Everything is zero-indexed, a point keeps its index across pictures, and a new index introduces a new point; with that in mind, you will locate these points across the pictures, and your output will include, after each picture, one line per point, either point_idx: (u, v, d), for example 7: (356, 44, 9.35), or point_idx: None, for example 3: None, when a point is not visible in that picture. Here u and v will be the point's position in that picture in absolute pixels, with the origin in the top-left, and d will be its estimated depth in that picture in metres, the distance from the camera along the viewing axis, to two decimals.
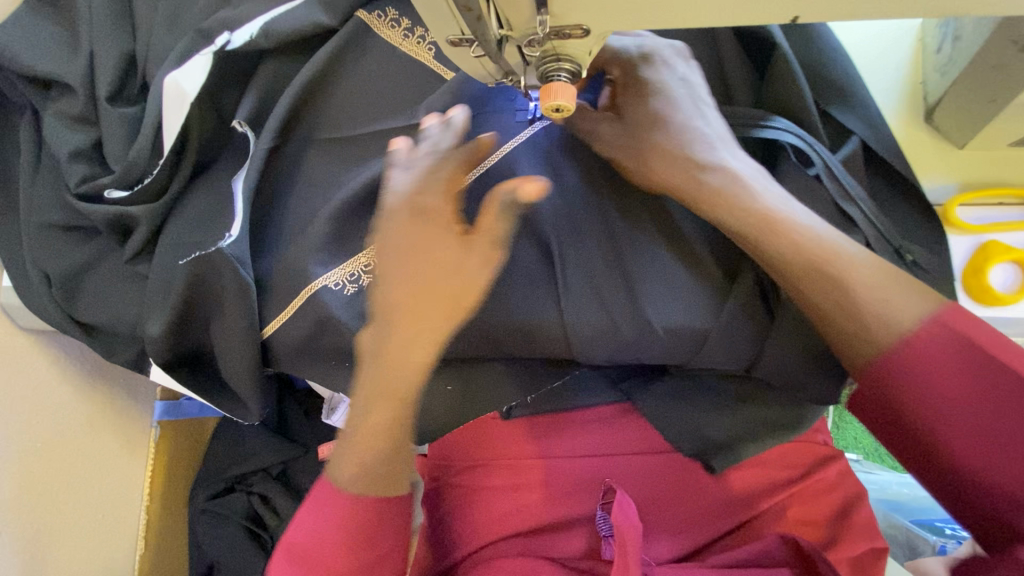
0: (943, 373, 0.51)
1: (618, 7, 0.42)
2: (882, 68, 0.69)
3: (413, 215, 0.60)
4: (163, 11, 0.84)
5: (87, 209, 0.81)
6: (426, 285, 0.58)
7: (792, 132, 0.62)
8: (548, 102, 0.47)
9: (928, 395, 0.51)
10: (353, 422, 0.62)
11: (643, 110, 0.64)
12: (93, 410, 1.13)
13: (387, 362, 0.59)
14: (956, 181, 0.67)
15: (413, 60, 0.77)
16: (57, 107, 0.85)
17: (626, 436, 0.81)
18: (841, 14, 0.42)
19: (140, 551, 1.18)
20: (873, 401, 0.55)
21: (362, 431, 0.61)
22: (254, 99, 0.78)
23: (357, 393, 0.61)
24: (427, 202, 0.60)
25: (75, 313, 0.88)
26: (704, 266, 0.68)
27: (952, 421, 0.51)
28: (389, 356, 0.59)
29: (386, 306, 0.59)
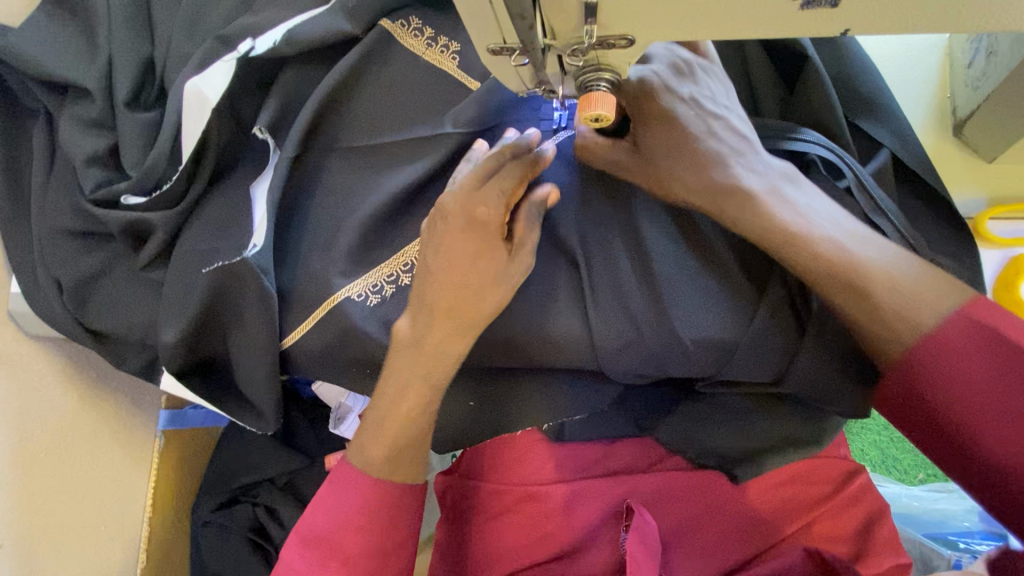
0: (969, 369, 0.53)
1: (667, 19, 0.42)
2: (909, 82, 0.69)
3: (467, 224, 0.62)
4: (183, 16, 0.84)
5: (103, 214, 0.80)
6: (469, 287, 0.63)
7: (823, 145, 0.61)
8: (587, 112, 0.47)
9: (955, 390, 0.53)
10: (384, 414, 0.68)
11: (659, 123, 0.61)
12: (97, 419, 1.10)
13: (422, 358, 0.65)
14: (985, 195, 0.67)
15: (436, 68, 0.77)
16: (72, 111, 0.84)
17: (645, 454, 0.82)
18: (890, 28, 0.42)
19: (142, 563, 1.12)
20: (903, 397, 0.58)
21: (387, 427, 0.67)
22: (274, 106, 0.78)
23: (394, 395, 0.64)
24: (482, 212, 0.62)
25: (85, 320, 0.86)
26: (731, 278, 0.67)
27: (980, 417, 0.52)
28: (424, 354, 0.65)
29: (437, 304, 0.63)
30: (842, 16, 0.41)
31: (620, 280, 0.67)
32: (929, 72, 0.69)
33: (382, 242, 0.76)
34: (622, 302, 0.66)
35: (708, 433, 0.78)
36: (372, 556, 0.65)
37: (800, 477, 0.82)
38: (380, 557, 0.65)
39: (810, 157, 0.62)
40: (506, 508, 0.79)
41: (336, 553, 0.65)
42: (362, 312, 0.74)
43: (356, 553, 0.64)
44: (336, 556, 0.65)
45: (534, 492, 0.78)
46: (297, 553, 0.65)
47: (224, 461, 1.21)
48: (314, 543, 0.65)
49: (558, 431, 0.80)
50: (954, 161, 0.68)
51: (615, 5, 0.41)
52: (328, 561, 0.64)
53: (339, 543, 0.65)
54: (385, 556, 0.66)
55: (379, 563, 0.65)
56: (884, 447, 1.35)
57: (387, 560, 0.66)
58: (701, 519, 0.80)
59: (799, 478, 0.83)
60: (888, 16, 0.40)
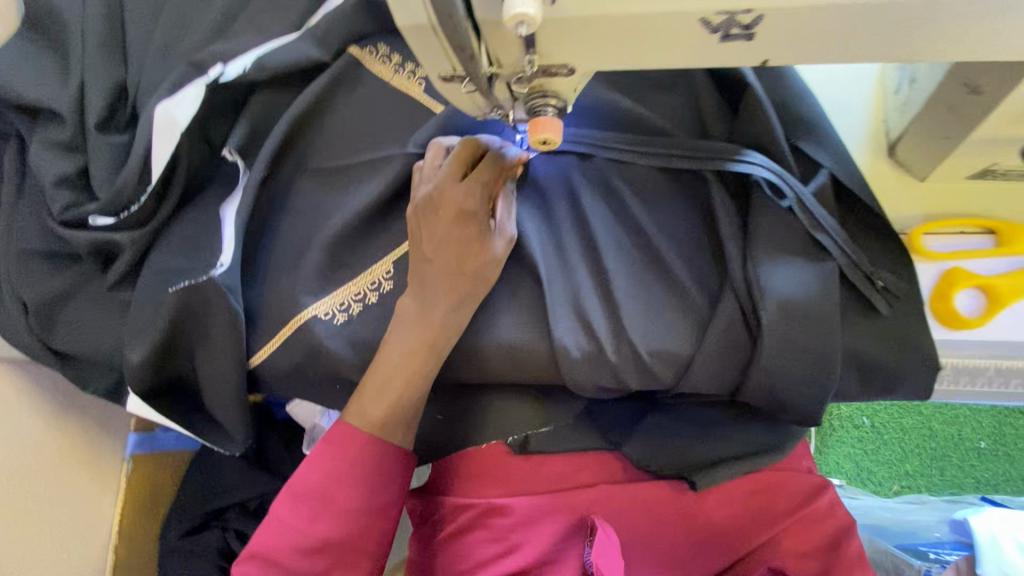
0: None
1: (604, 49, 0.45)
2: (846, 106, 0.72)
3: (457, 216, 0.65)
4: (157, 43, 0.86)
5: (71, 235, 0.81)
6: (463, 267, 0.66)
7: (766, 167, 0.65)
8: (535, 135, 0.50)
9: None
10: (365, 406, 0.68)
11: None
12: (63, 443, 1.09)
13: (397, 358, 0.67)
14: (921, 212, 0.69)
15: (403, 92, 0.79)
16: (44, 134, 0.85)
17: (606, 465, 0.83)
18: (809, 57, 0.45)
19: None
20: None
21: (361, 432, 0.67)
22: (245, 129, 0.80)
23: (370, 395, 0.67)
24: (467, 204, 0.64)
25: (51, 341, 0.86)
26: (685, 292, 0.68)
27: None
28: (393, 363, 0.67)
29: (429, 280, 0.67)
30: (760, 46, 0.44)
31: (580, 295, 0.69)
32: (863, 99, 0.72)
33: (350, 261, 0.77)
34: (582, 317, 0.68)
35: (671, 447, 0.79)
36: (362, 514, 0.66)
37: (775, 491, 0.82)
38: (370, 517, 0.66)
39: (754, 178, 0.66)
40: (470, 522, 0.79)
41: (326, 505, 0.65)
42: (329, 330, 0.75)
43: (347, 508, 0.65)
44: (327, 511, 0.65)
45: (497, 506, 0.78)
46: (287, 508, 0.66)
47: (195, 484, 1.19)
48: (305, 498, 0.65)
49: (522, 442, 0.80)
50: (889, 182, 0.70)
51: (552, 37, 0.44)
52: (319, 516, 0.65)
53: (330, 494, 0.65)
54: (375, 516, 0.66)
55: (369, 522, 0.66)
56: (858, 459, 1.37)
57: (379, 515, 0.67)
58: (665, 527, 0.81)
59: (768, 491, 0.82)
60: (803, 48, 0.44)
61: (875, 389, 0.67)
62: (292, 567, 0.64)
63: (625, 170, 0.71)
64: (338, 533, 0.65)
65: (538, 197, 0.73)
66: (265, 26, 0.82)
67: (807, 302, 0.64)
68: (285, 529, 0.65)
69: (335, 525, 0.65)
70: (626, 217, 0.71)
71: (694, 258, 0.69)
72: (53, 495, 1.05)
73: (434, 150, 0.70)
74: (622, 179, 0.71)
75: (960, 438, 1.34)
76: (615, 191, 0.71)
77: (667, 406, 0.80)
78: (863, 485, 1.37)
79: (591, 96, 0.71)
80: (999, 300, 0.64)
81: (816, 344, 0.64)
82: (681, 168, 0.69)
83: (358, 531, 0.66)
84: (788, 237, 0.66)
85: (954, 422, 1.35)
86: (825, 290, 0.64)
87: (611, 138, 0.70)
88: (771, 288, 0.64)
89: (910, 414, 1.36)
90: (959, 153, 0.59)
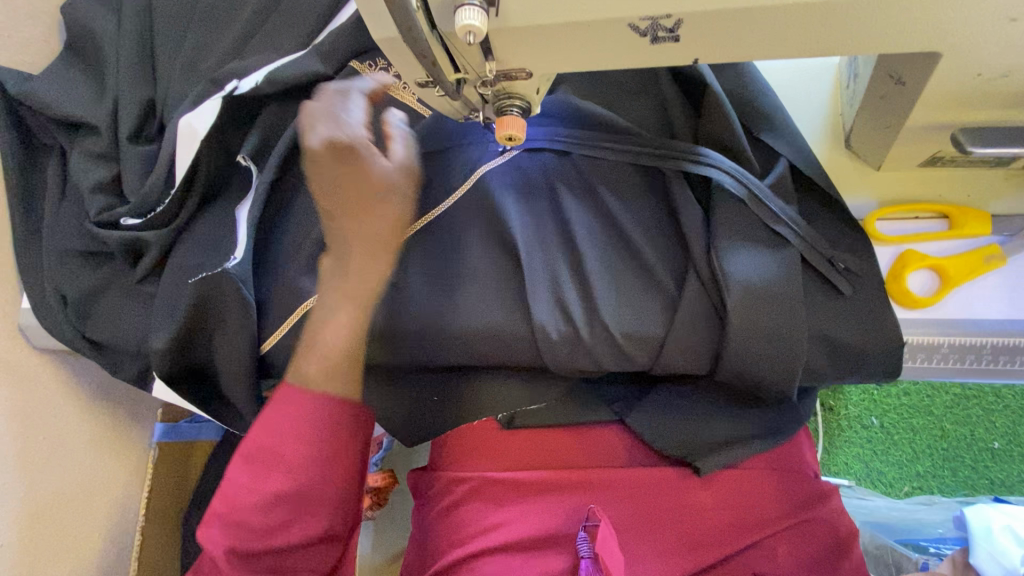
0: None
1: (551, 52, 0.52)
2: (808, 102, 0.77)
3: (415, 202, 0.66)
4: (183, 64, 0.96)
5: (104, 235, 0.90)
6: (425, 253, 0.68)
7: (727, 172, 0.71)
8: (501, 132, 0.56)
9: None
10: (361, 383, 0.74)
11: None
12: (96, 429, 1.18)
13: None
14: (877, 199, 0.74)
15: (399, 101, 0.86)
16: (82, 145, 0.95)
17: (607, 447, 0.87)
18: (734, 54, 0.51)
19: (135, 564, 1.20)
20: None
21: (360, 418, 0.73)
22: (258, 137, 0.88)
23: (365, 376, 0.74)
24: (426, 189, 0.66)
25: (86, 331, 0.95)
26: (655, 276, 0.73)
27: None
28: None
29: None
30: (687, 46, 0.50)
31: (558, 281, 0.74)
32: (823, 92, 0.77)
33: None
34: (560, 300, 0.73)
35: (664, 425, 0.82)
36: (313, 464, 0.69)
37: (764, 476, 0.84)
38: (323, 466, 0.69)
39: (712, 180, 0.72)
40: (463, 497, 0.84)
41: (278, 462, 0.68)
42: None
43: (298, 462, 0.68)
44: (279, 468, 0.68)
45: (491, 481, 0.84)
46: (240, 469, 0.69)
47: (215, 471, 1.26)
48: (256, 457, 0.69)
49: (509, 418, 0.87)
50: (848, 169, 0.74)
51: (506, 44, 0.51)
52: (271, 473, 0.68)
53: (280, 452, 0.69)
54: (327, 466, 0.70)
55: (322, 473, 0.69)
56: (867, 460, 1.35)
57: (335, 463, 0.70)
58: (657, 516, 0.81)
59: (760, 486, 0.83)
60: (724, 46, 0.50)
61: (840, 368, 0.70)
62: (254, 525, 0.67)
63: (598, 166, 0.77)
64: (291, 486, 0.68)
65: (521, 183, 0.78)
66: (277, 45, 0.92)
67: (768, 284, 0.68)
68: (241, 489, 0.68)
69: (287, 479, 0.68)
70: (600, 208, 0.76)
71: (663, 245, 0.74)
72: (87, 476, 1.15)
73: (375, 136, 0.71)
74: (595, 174, 0.76)
75: (972, 438, 1.32)
76: (588, 184, 0.77)
77: (668, 383, 0.83)
78: (874, 486, 1.34)
79: (559, 97, 0.78)
80: (949, 279, 0.69)
81: (778, 324, 0.68)
82: (648, 165, 0.75)
83: (311, 483, 0.69)
84: (748, 226, 0.70)
85: (967, 422, 1.33)
86: (787, 274, 0.69)
87: (582, 134, 0.76)
88: (732, 273, 0.68)
89: (922, 414, 1.34)
90: (900, 141, 0.63)
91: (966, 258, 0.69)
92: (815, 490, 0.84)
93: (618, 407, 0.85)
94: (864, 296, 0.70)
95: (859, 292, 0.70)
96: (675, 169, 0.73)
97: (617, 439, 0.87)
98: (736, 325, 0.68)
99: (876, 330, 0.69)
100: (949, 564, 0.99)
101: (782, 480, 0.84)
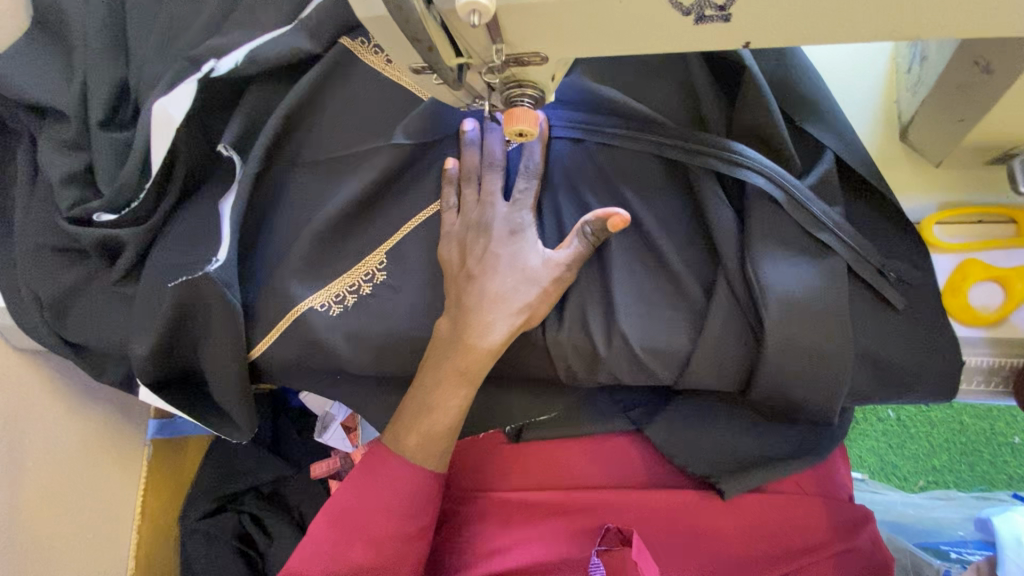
0: None
1: (573, 33, 0.45)
2: (858, 87, 0.74)
3: (511, 234, 0.68)
4: (157, 39, 0.87)
5: (77, 232, 0.83)
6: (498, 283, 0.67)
7: (763, 174, 0.63)
8: (511, 127, 0.50)
9: None
10: None
11: None
12: (87, 429, 1.12)
13: None
14: (936, 202, 0.70)
15: (395, 83, 0.78)
16: (51, 133, 0.87)
17: (629, 464, 0.81)
18: (790, 35, 0.43)
19: (133, 557, 1.18)
20: None
21: (401, 437, 0.71)
22: (240, 123, 0.79)
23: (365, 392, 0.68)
24: (510, 225, 0.68)
25: (65, 333, 0.89)
26: (680, 283, 0.66)
27: None
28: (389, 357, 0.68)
29: None
30: (735, 29, 0.43)
31: (574, 287, 0.68)
32: (877, 77, 0.73)
33: (343, 252, 0.77)
34: (577, 309, 0.67)
35: (686, 439, 0.76)
36: (395, 541, 0.70)
37: (792, 495, 0.79)
38: (404, 544, 0.70)
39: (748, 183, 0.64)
40: (475, 514, 0.81)
41: (360, 531, 0.70)
42: (324, 323, 0.75)
43: (382, 536, 0.70)
44: (362, 539, 0.70)
45: (505, 499, 0.81)
46: (323, 530, 0.71)
47: (210, 470, 1.22)
48: (341, 522, 0.71)
49: (517, 429, 0.82)
50: (901, 164, 0.71)
51: (518, 27, 0.44)
52: (353, 543, 0.70)
53: (363, 521, 0.70)
54: (408, 542, 0.71)
55: (402, 546, 0.71)
56: (883, 453, 1.23)
57: (414, 542, 0.71)
58: (677, 540, 0.77)
59: (786, 506, 0.78)
60: (778, 27, 0.42)
61: (887, 389, 0.65)
62: None
63: (618, 159, 0.69)
64: (371, 561, 0.70)
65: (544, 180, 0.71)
66: (259, 18, 0.82)
67: (811, 299, 0.61)
68: (320, 552, 0.70)
69: (368, 552, 0.70)
70: (621, 206, 0.68)
71: (690, 248, 0.67)
72: (85, 477, 1.10)
73: (457, 165, 0.71)
74: (615, 169, 0.69)
75: (993, 434, 1.17)
76: (608, 179, 0.69)
77: (689, 394, 0.75)
78: (890, 481, 1.23)
79: (576, 79, 0.69)
80: (1014, 294, 0.63)
81: (821, 341, 0.61)
82: (673, 158, 0.67)
83: (391, 559, 0.70)
84: (787, 231, 0.64)
85: (987, 415, 1.18)
86: (833, 287, 0.62)
87: (604, 124, 0.68)
88: (769, 285, 0.61)
89: (940, 406, 1.20)
90: None
91: None
92: (849, 516, 0.79)
93: (634, 414, 0.79)
94: (910, 312, 0.65)
95: (912, 303, 0.65)
96: (707, 166, 0.64)
97: (640, 453, 0.82)
98: (773, 345, 0.61)
99: (929, 349, 0.64)
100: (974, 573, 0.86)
101: (809, 505, 0.79)
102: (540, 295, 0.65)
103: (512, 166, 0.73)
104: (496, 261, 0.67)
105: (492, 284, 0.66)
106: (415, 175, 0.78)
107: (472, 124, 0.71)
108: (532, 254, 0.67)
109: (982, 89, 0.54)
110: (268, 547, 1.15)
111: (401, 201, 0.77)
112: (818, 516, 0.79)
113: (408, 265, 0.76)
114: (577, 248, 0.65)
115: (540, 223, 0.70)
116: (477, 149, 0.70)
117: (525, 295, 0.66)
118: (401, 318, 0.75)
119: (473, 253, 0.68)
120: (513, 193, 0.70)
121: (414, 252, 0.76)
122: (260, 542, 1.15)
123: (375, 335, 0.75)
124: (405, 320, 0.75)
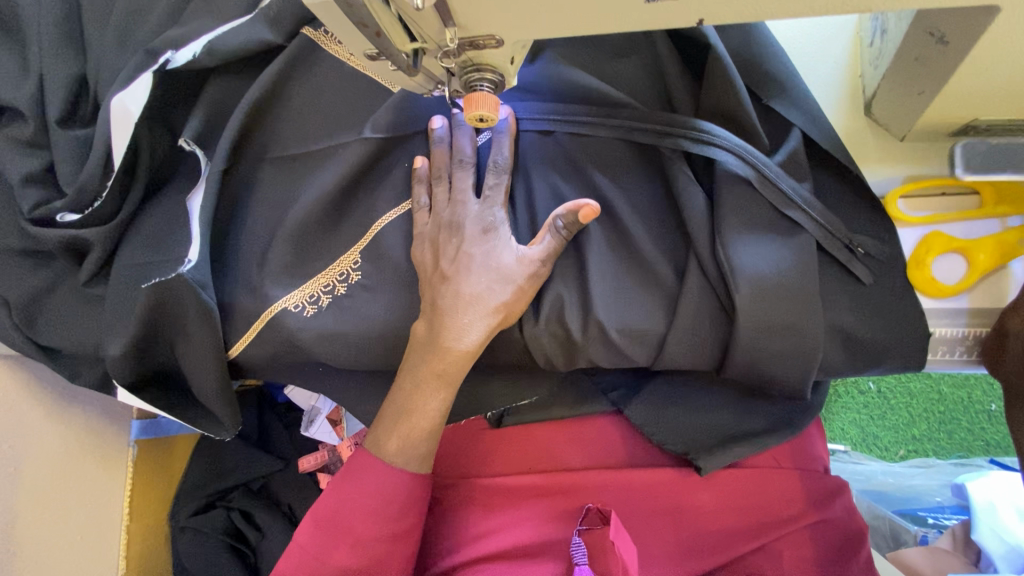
0: None
1: (529, 16, 0.44)
2: (823, 65, 0.74)
3: (484, 231, 0.67)
4: (113, 34, 0.84)
5: (40, 234, 0.81)
6: (472, 279, 0.66)
7: (733, 154, 0.63)
8: (471, 112, 0.50)
9: None
10: None
11: None
12: (66, 434, 1.11)
13: None
14: (901, 175, 0.71)
15: (359, 73, 0.76)
16: (7, 133, 0.85)
17: (610, 445, 0.83)
18: (744, 11, 0.43)
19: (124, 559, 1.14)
20: None
21: (382, 435, 0.71)
22: (201, 119, 0.77)
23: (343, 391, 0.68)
24: (483, 221, 0.67)
25: (36, 337, 0.88)
26: (654, 271, 0.66)
27: None
28: None
29: None
30: (689, 8, 0.43)
31: (551, 280, 0.68)
32: (842, 52, 0.74)
33: (317, 251, 0.76)
34: (553, 302, 0.67)
35: (665, 421, 0.77)
36: (381, 540, 0.71)
37: (770, 469, 0.81)
38: (390, 543, 0.71)
39: (718, 163, 0.64)
40: (460, 503, 0.82)
41: (345, 533, 0.70)
42: (300, 323, 0.74)
43: (367, 537, 0.70)
44: (348, 541, 0.70)
45: (489, 486, 0.81)
46: (308, 534, 0.71)
47: (197, 470, 1.21)
48: (326, 525, 0.71)
49: (498, 416, 0.82)
50: (867, 141, 0.72)
51: (470, 11, 0.44)
52: (338, 545, 0.70)
53: (347, 523, 0.70)
54: (394, 541, 0.71)
55: (387, 546, 0.71)
56: (864, 425, 1.22)
57: (400, 541, 0.72)
58: (656, 518, 0.79)
59: (764, 479, 0.80)
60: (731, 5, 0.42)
61: (859, 364, 0.66)
62: None
63: (588, 145, 0.68)
64: (357, 562, 0.70)
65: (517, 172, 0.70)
66: (218, 9, 0.80)
67: (782, 280, 0.62)
68: (306, 556, 0.70)
69: (354, 554, 0.70)
70: (593, 194, 0.68)
71: (662, 235, 0.67)
72: (71, 480, 1.09)
73: (426, 162, 0.70)
74: (585, 156, 0.68)
75: (970, 402, 1.18)
76: (579, 168, 0.68)
77: (666, 376, 0.76)
78: (872, 452, 1.22)
79: (542, 64, 0.69)
80: (976, 265, 0.65)
81: (795, 322, 0.62)
82: (643, 142, 0.67)
83: (378, 559, 0.71)
84: (758, 213, 0.64)
85: (964, 385, 1.19)
86: (804, 266, 0.63)
87: (572, 109, 0.68)
88: (741, 268, 0.62)
89: (919, 378, 1.19)
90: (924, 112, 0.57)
91: (996, 239, 0.65)
92: (823, 488, 0.81)
93: (613, 396, 0.79)
94: (879, 288, 0.66)
95: (879, 280, 0.66)
96: (677, 149, 0.64)
97: (620, 434, 0.83)
98: (747, 326, 0.62)
99: (901, 327, 0.65)
100: (949, 538, 0.89)
101: (785, 478, 0.81)
102: (516, 290, 0.65)
103: (482, 161, 0.72)
104: (471, 256, 0.67)
105: (467, 282, 0.66)
106: (386, 169, 0.77)
107: (440, 117, 0.71)
108: (506, 252, 0.66)
109: (939, 61, 0.54)
110: (259, 542, 1.14)
111: (372, 198, 0.77)
112: (795, 489, 0.81)
113: (382, 263, 0.75)
114: (551, 244, 0.64)
115: (513, 217, 0.70)
116: (446, 145, 0.70)
117: (500, 292, 0.65)
118: (377, 316, 0.74)
119: (448, 252, 0.67)
120: (483, 189, 0.69)
121: (388, 249, 0.75)
122: (251, 537, 1.15)
123: (351, 333, 0.74)
124: (381, 319, 0.74)
